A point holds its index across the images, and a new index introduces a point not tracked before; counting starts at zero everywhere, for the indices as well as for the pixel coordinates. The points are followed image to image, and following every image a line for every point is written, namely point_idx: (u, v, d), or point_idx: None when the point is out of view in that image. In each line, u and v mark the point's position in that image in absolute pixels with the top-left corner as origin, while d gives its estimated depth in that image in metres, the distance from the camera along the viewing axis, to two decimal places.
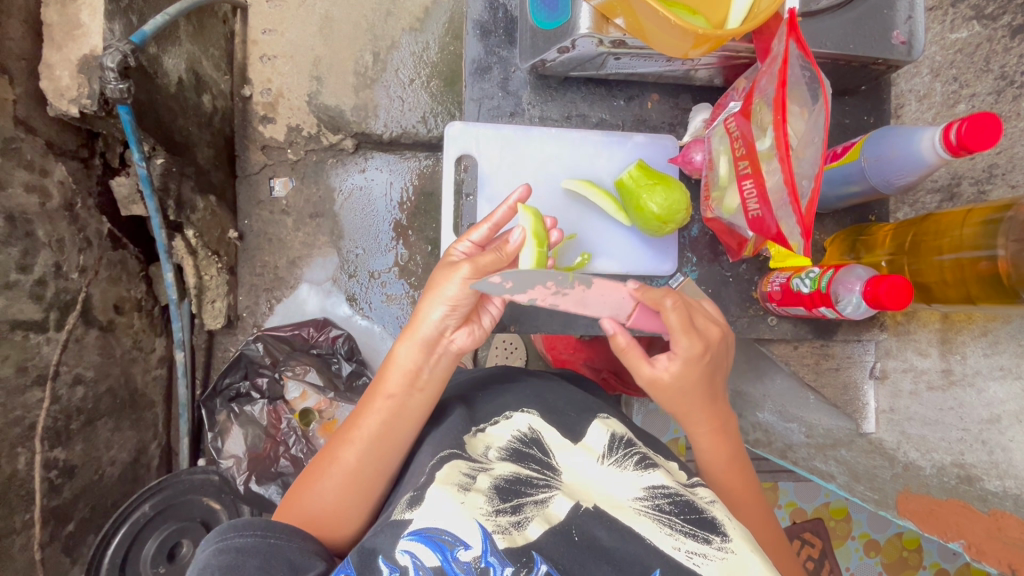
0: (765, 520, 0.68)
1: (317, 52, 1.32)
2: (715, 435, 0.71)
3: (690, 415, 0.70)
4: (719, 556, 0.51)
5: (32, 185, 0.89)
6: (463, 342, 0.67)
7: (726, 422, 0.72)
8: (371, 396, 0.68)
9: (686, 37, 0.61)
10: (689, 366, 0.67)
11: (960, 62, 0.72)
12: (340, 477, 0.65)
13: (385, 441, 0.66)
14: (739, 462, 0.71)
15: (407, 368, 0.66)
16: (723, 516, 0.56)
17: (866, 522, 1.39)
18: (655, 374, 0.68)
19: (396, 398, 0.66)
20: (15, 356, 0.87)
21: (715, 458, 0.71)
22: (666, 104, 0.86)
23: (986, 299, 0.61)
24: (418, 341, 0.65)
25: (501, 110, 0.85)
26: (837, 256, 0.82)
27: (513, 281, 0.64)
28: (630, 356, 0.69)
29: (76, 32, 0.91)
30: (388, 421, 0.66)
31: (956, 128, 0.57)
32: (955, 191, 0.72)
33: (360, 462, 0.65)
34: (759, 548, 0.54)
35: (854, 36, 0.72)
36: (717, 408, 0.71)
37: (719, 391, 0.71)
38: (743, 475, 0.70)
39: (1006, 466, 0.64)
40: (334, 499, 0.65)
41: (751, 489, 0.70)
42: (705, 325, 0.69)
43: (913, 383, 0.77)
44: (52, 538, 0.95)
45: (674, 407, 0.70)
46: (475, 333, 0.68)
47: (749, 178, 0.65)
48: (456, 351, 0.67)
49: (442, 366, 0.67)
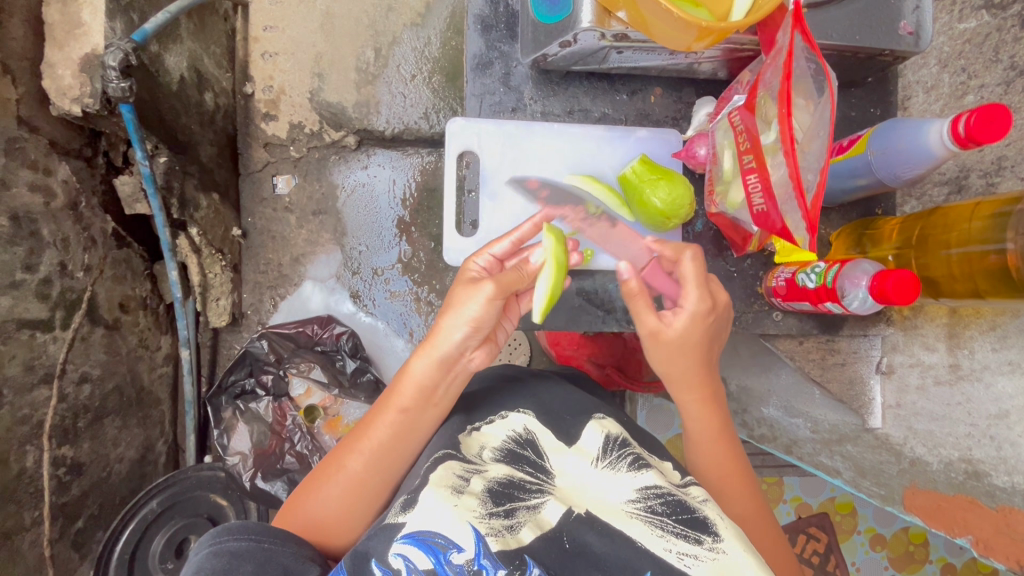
0: (749, 495, 0.69)
1: (319, 48, 1.31)
2: (706, 406, 0.71)
3: (682, 379, 0.69)
4: (710, 557, 0.51)
5: (36, 185, 0.89)
6: (479, 359, 0.67)
7: (717, 394, 0.72)
8: (382, 405, 0.68)
9: (689, 30, 0.60)
10: (691, 324, 0.67)
11: (969, 52, 0.71)
12: (345, 485, 0.66)
13: (393, 452, 0.66)
14: (728, 437, 0.71)
15: (422, 383, 0.65)
16: (716, 515, 0.55)
17: (872, 517, 1.38)
18: (659, 326, 0.67)
19: (408, 412, 0.66)
20: (22, 355, 0.87)
21: (704, 428, 0.71)
22: (670, 97, 0.85)
23: (994, 293, 0.61)
24: (436, 358, 0.65)
25: (502, 106, 0.84)
26: (842, 251, 0.81)
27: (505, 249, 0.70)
28: (636, 303, 0.67)
29: (78, 30, 0.91)
30: (398, 433, 0.66)
31: (965, 120, 0.56)
32: (963, 183, 0.71)
33: (366, 471, 0.66)
34: (751, 547, 0.53)
35: (860, 27, 0.71)
36: (710, 376, 0.71)
37: (712, 360, 0.71)
38: (729, 452, 0.71)
39: (1014, 461, 0.63)
40: (336, 508, 0.66)
41: (738, 462, 0.70)
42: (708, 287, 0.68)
43: (920, 377, 0.76)
44: (61, 535, 0.96)
45: (666, 370, 0.70)
46: (490, 351, 0.68)
47: (755, 172, 0.64)
48: (471, 370, 0.67)
49: (457, 382, 0.67)
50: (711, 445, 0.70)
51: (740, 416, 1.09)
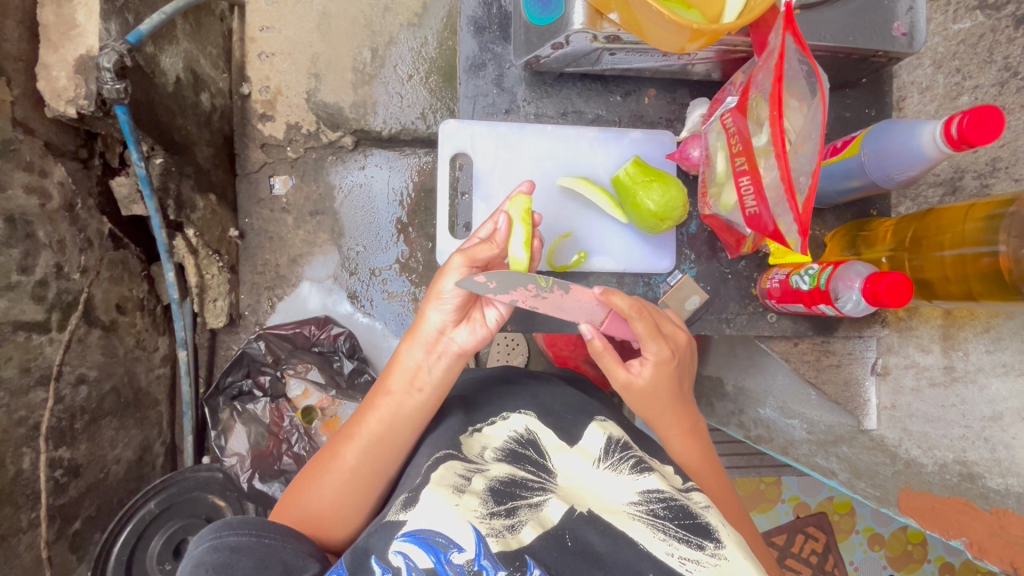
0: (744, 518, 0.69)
1: (316, 49, 1.31)
2: (688, 439, 0.71)
3: (661, 418, 0.70)
4: (712, 563, 0.51)
5: (32, 187, 0.89)
6: (464, 341, 0.67)
7: (697, 425, 0.73)
8: (373, 396, 0.69)
9: (682, 32, 0.60)
10: (660, 368, 0.68)
11: (963, 53, 0.70)
12: (339, 476, 0.66)
13: (383, 441, 0.66)
14: (712, 464, 0.72)
15: (408, 368, 0.67)
16: (718, 522, 0.55)
17: (870, 516, 1.38)
18: (630, 378, 0.68)
19: (396, 397, 0.67)
20: (18, 357, 0.87)
21: (689, 461, 0.70)
22: (664, 99, 0.85)
23: (988, 295, 0.60)
24: (419, 341, 0.67)
25: (496, 107, 0.84)
26: (836, 252, 0.81)
27: (497, 280, 0.65)
28: (603, 359, 0.67)
29: (72, 32, 0.91)
30: (388, 421, 0.66)
31: (958, 122, 0.56)
32: (958, 185, 0.71)
33: (359, 461, 0.66)
34: (750, 555, 0.53)
35: (853, 28, 0.70)
36: (686, 410, 0.72)
37: (687, 396, 0.72)
38: (716, 477, 0.71)
39: (1008, 463, 0.63)
40: (332, 500, 0.66)
41: (726, 489, 0.71)
42: (671, 331, 0.71)
43: (915, 379, 0.76)
44: (58, 536, 0.96)
45: (647, 413, 0.70)
46: (477, 331, 0.67)
47: (747, 175, 0.64)
48: (457, 352, 0.67)
49: (443, 366, 0.67)
50: (702, 474, 0.70)
51: (737, 417, 1.08)
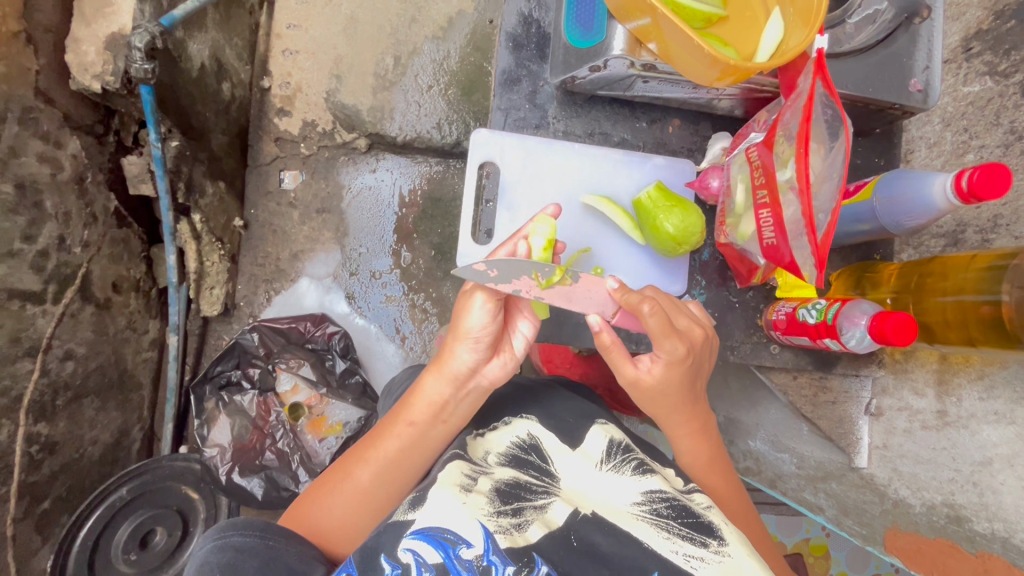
0: (748, 518, 0.70)
1: (339, 51, 1.32)
2: (697, 437, 0.72)
3: (670, 418, 0.71)
4: (716, 560, 0.52)
5: (45, 157, 0.89)
6: (494, 374, 0.69)
7: (707, 424, 0.73)
8: (392, 419, 0.70)
9: (714, 67, 0.63)
10: (672, 368, 0.67)
11: (971, 114, 0.75)
12: (353, 495, 0.66)
13: (401, 466, 0.67)
14: (720, 463, 0.73)
15: (433, 399, 0.68)
16: (720, 520, 0.56)
17: (844, 560, 1.40)
18: (638, 375, 0.68)
19: (418, 426, 0.68)
20: (9, 325, 0.86)
21: (695, 459, 0.72)
22: (687, 129, 0.88)
23: (988, 342, 0.63)
24: (447, 375, 0.68)
25: (526, 122, 0.86)
26: (842, 291, 0.84)
27: (498, 269, 0.65)
28: (613, 355, 0.68)
29: (107, 9, 0.92)
30: (408, 448, 0.67)
31: (968, 176, 0.59)
32: (959, 237, 0.74)
33: (375, 483, 0.67)
34: (754, 552, 0.54)
35: (873, 80, 0.74)
36: (698, 409, 0.72)
37: (698, 393, 0.72)
38: (724, 476, 0.72)
39: (995, 509, 0.65)
40: (344, 516, 0.66)
41: (734, 490, 0.72)
42: (686, 325, 0.69)
43: (908, 421, 0.79)
44: (25, 515, 0.93)
45: (657, 411, 0.71)
46: (505, 363, 0.70)
47: (767, 207, 0.66)
48: (486, 385, 0.69)
49: (469, 400, 0.69)
50: (707, 474, 0.72)
51: None
